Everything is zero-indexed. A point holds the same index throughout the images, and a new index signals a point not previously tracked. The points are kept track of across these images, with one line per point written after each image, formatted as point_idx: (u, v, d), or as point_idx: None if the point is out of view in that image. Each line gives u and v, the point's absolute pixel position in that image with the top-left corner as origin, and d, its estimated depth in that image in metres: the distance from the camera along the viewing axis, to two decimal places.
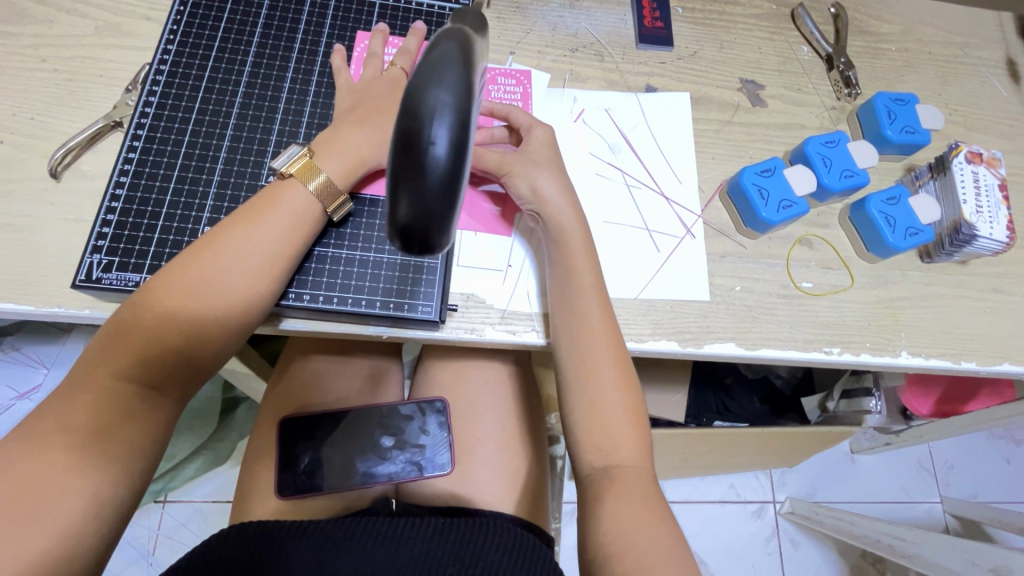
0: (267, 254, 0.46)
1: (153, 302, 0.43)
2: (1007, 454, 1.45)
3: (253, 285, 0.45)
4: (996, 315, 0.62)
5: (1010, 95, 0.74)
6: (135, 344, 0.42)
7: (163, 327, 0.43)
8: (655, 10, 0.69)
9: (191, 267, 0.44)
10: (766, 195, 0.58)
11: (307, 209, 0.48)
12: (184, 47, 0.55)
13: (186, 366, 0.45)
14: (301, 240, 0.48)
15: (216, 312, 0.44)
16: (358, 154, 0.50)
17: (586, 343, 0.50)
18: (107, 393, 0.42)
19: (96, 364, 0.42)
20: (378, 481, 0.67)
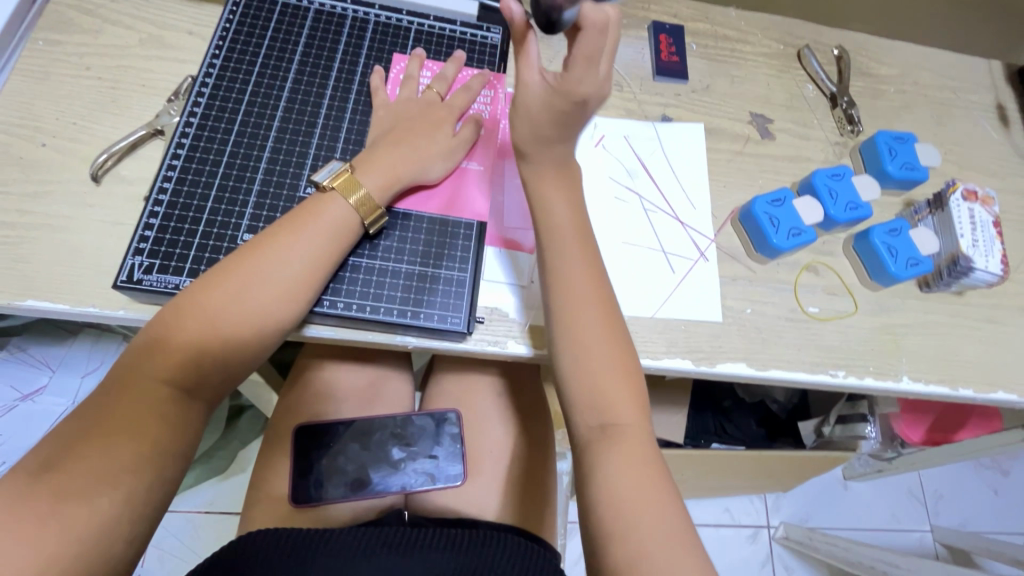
0: (307, 265, 0.48)
1: (197, 306, 0.45)
2: (994, 484, 1.48)
3: (291, 292, 0.47)
4: (991, 344, 0.65)
5: (1000, 137, 0.79)
6: (180, 346, 0.45)
7: (208, 334, 0.45)
8: (672, 45, 0.73)
9: (233, 273, 0.46)
10: (777, 223, 0.61)
11: (345, 221, 0.50)
12: (228, 62, 0.57)
13: (225, 368, 0.47)
14: (338, 250, 0.50)
15: (255, 318, 0.46)
16: (397, 169, 0.53)
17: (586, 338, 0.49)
18: (151, 391, 0.43)
19: (139, 364, 0.44)
20: (390, 491, 0.67)
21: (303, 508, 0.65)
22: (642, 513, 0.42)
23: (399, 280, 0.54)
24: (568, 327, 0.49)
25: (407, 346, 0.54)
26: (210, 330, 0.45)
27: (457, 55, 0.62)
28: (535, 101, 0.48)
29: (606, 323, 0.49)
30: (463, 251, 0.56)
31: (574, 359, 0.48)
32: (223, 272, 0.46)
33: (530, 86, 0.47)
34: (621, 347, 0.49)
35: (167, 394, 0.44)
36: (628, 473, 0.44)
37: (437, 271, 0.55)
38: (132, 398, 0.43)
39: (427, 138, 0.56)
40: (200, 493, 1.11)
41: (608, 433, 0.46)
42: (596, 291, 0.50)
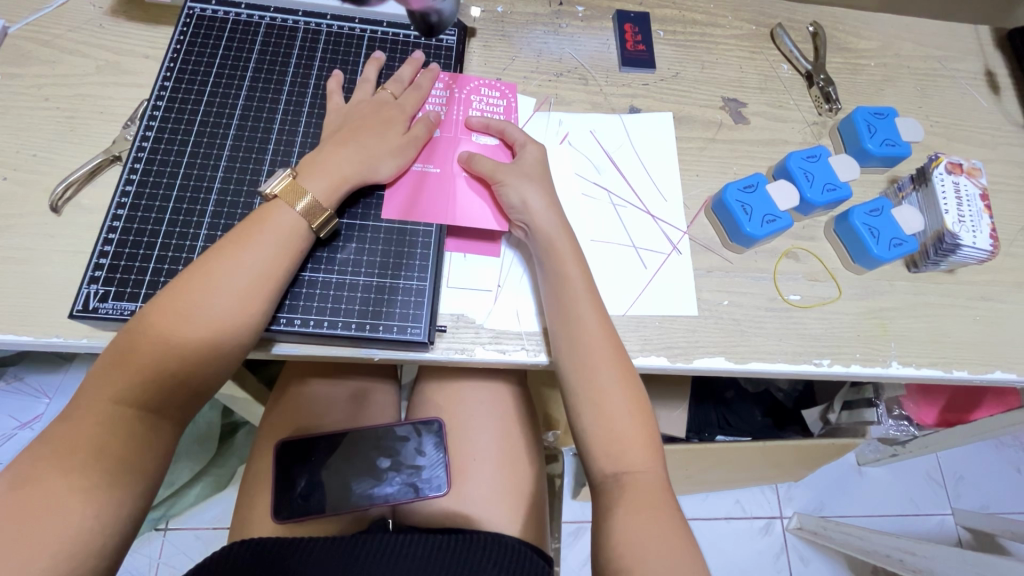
0: (257, 273, 0.47)
1: (147, 327, 0.44)
2: (1017, 463, 1.43)
3: (244, 305, 0.46)
4: (986, 322, 0.62)
5: (990, 105, 0.75)
6: (130, 370, 0.43)
7: (160, 354, 0.43)
8: (637, 34, 0.71)
9: (185, 290, 0.45)
10: (750, 210, 0.59)
11: (294, 229, 0.49)
12: (180, 84, 0.57)
13: (188, 389, 0.45)
14: (291, 259, 0.49)
15: (210, 334, 0.45)
16: (342, 170, 0.52)
17: (608, 396, 0.49)
18: (111, 416, 0.42)
19: (96, 389, 0.43)
20: (376, 503, 0.66)
21: (287, 523, 0.64)
22: (652, 558, 0.43)
23: (357, 293, 0.53)
24: (585, 381, 0.50)
25: (374, 357, 0.54)
26: (166, 351, 0.44)
27: (414, 58, 0.62)
28: (533, 155, 0.57)
29: (625, 381, 0.50)
30: (422, 260, 0.55)
31: (591, 404, 0.50)
32: (171, 292, 0.45)
33: (528, 148, 0.58)
34: (638, 398, 0.50)
35: (123, 415, 0.42)
36: (645, 518, 0.45)
37: (396, 281, 0.54)
38: (89, 422, 0.42)
39: (387, 137, 0.55)
40: (207, 509, 1.12)
41: (621, 483, 0.48)
42: (615, 357, 0.51)
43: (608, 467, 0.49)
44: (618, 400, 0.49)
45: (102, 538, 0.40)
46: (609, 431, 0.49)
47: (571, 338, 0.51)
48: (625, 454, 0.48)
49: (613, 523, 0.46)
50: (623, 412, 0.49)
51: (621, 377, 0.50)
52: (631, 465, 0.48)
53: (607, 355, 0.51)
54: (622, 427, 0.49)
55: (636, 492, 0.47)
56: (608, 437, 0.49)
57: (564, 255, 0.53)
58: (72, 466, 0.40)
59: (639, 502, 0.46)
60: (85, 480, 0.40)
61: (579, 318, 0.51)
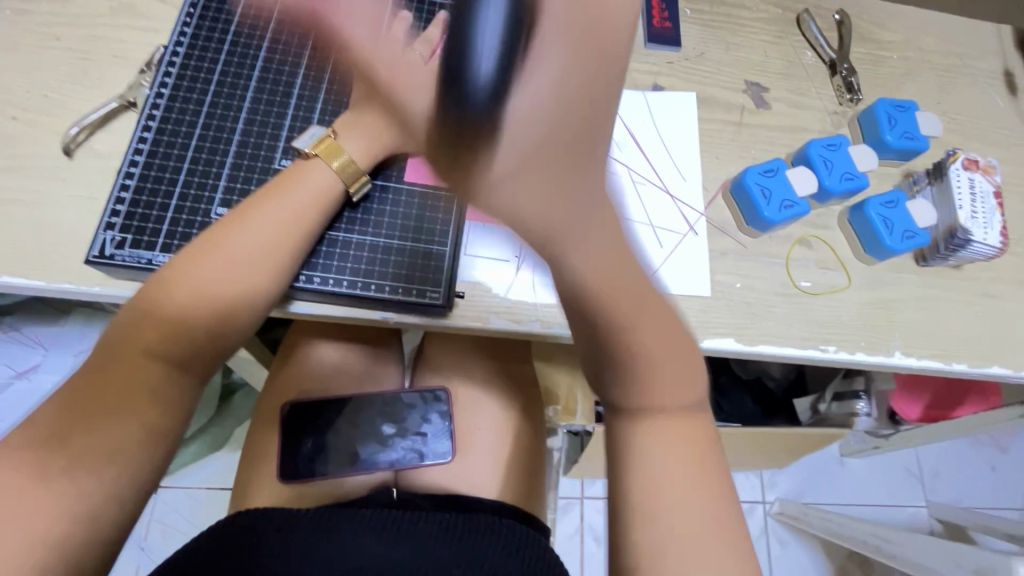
0: (291, 229, 0.48)
1: (180, 278, 0.44)
2: (991, 461, 1.48)
3: (278, 260, 0.47)
4: (988, 318, 0.64)
5: (1007, 105, 0.76)
6: (161, 322, 0.43)
7: (194, 306, 0.44)
8: (664, 11, 0.70)
9: (217, 245, 0.46)
10: (768, 194, 0.60)
11: (328, 187, 0.50)
12: (200, 31, 0.55)
13: (217, 344, 0.45)
14: (321, 217, 0.50)
15: (239, 287, 0.46)
16: (382, 133, 0.52)
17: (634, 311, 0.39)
18: (139, 367, 0.42)
19: (126, 339, 0.42)
20: (378, 467, 0.67)
21: (291, 484, 0.65)
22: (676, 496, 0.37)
23: (377, 255, 0.53)
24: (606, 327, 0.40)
25: (389, 321, 0.53)
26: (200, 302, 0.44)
27: (442, 19, 0.60)
28: None
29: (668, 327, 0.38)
30: (444, 225, 0.55)
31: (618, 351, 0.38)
32: (206, 244, 0.46)
33: None
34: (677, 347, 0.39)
35: (154, 368, 0.42)
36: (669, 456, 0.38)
37: (416, 246, 0.54)
38: (116, 375, 0.41)
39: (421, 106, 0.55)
40: (200, 469, 1.13)
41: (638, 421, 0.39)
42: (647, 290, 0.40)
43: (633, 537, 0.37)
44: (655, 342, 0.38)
45: (119, 489, 0.40)
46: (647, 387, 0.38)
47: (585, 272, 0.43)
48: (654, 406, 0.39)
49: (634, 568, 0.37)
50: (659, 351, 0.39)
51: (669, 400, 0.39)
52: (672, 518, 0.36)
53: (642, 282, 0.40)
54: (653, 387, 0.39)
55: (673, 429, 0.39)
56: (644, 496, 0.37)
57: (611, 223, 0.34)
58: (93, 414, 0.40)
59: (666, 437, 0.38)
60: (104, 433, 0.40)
61: None
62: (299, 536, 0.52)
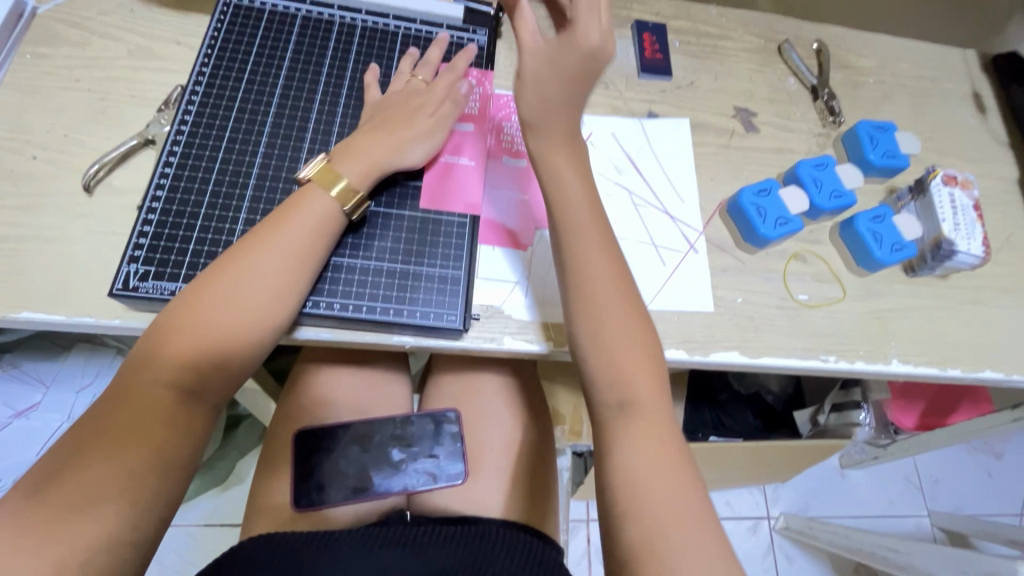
0: (292, 256, 0.48)
1: (190, 314, 0.45)
2: (988, 467, 1.50)
3: (281, 289, 0.48)
4: (976, 325, 0.67)
5: (978, 124, 0.81)
6: (172, 352, 0.44)
7: (200, 337, 0.45)
8: (655, 43, 0.74)
9: (222, 276, 0.47)
10: (764, 213, 0.62)
11: (330, 214, 0.51)
12: (218, 70, 0.57)
13: (226, 370, 0.47)
14: (325, 244, 0.50)
15: (247, 318, 0.47)
16: (377, 157, 0.54)
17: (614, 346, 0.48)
18: (154, 396, 0.43)
19: (142, 368, 0.44)
20: (392, 492, 0.66)
21: (304, 510, 0.64)
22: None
23: (389, 279, 0.54)
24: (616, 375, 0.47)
25: (404, 345, 0.55)
26: (212, 334, 0.45)
27: (440, 39, 0.62)
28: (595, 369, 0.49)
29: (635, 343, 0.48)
30: (456, 249, 0.57)
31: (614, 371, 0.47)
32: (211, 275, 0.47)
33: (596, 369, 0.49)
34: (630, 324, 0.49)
35: (170, 396, 0.44)
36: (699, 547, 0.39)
37: (424, 270, 0.55)
38: (133, 401, 0.43)
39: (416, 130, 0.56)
40: (200, 506, 1.10)
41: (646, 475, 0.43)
42: (631, 340, 0.48)
43: (589, 345, 0.48)
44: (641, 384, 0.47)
45: (139, 514, 0.40)
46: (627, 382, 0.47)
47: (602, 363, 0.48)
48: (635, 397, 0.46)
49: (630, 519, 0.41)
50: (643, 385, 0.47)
51: (638, 334, 0.49)
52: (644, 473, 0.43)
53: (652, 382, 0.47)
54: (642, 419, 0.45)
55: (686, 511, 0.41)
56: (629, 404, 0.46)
57: (589, 249, 0.51)
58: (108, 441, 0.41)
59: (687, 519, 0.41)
60: (120, 457, 0.40)
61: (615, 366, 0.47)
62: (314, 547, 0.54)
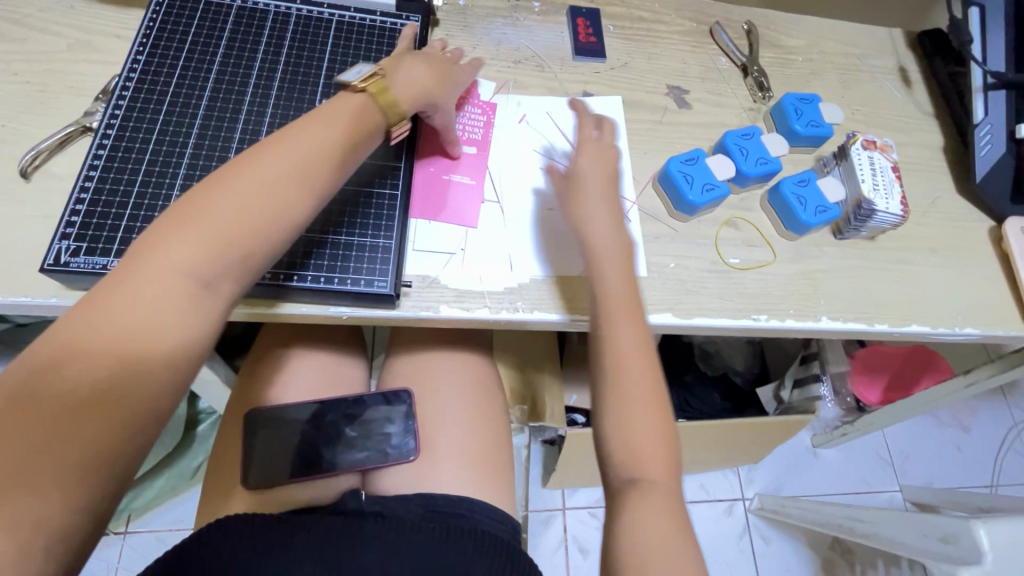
0: (327, 145, 0.48)
1: (218, 194, 0.42)
2: (957, 441, 1.53)
3: (315, 172, 0.46)
4: (902, 282, 0.69)
5: (903, 96, 0.84)
6: (195, 233, 0.41)
7: (227, 219, 0.42)
8: (589, 27, 0.77)
9: (256, 156, 0.44)
10: (691, 179, 0.65)
11: (365, 114, 0.52)
12: (153, 57, 0.59)
13: (249, 255, 0.43)
14: (359, 140, 0.51)
15: (280, 197, 0.44)
16: (420, 84, 0.57)
17: (625, 359, 0.52)
18: (175, 278, 0.39)
19: (165, 249, 0.40)
20: (344, 469, 0.69)
21: (257, 491, 0.65)
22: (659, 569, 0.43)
23: (322, 249, 0.56)
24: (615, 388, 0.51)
25: (341, 316, 0.56)
26: (247, 219, 0.42)
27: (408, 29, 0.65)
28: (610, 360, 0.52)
29: (649, 368, 0.51)
30: (387, 221, 0.58)
31: (617, 392, 0.51)
32: (243, 161, 0.44)
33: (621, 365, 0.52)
34: (643, 336, 0.53)
35: (191, 282, 0.40)
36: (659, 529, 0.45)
37: (357, 240, 0.57)
38: (157, 276, 0.39)
39: (414, 73, 0.57)
40: (171, 510, 1.10)
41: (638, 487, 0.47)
42: (643, 360, 0.52)
43: (607, 354, 0.52)
44: (643, 396, 0.51)
45: (97, 473, 0.35)
46: (630, 401, 0.50)
47: (613, 368, 0.51)
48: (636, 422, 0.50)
49: (625, 519, 0.46)
50: (645, 400, 0.50)
51: (639, 343, 0.52)
52: (647, 475, 0.48)
53: (652, 400, 0.51)
54: (642, 433, 0.49)
55: (654, 501, 0.46)
56: (628, 417, 0.50)
57: (611, 276, 0.55)
58: (113, 342, 0.37)
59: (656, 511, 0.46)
60: (138, 359, 0.37)
61: (621, 378, 0.51)
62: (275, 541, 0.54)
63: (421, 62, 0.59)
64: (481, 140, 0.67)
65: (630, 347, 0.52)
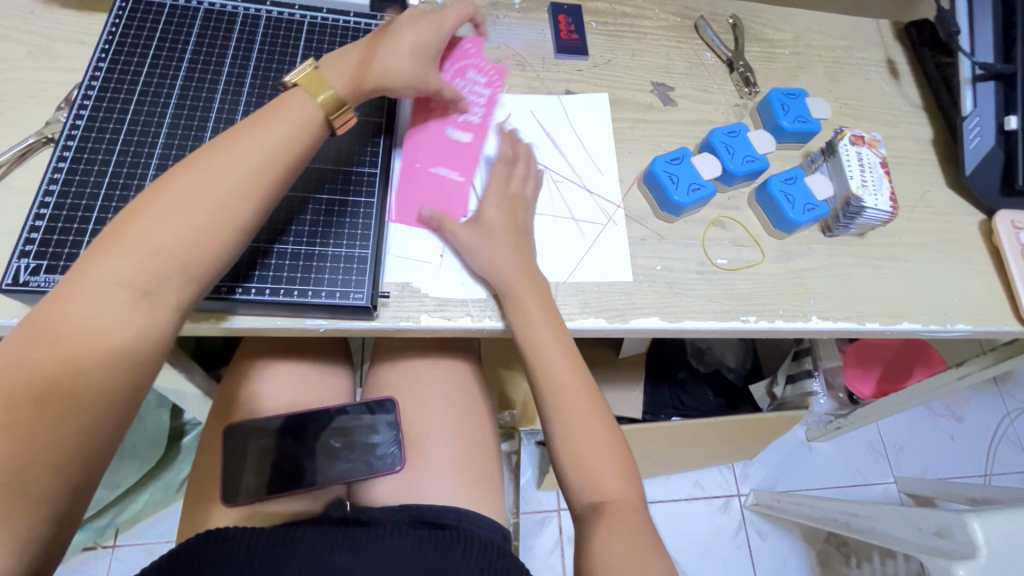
0: (266, 152, 0.47)
1: (155, 211, 0.42)
2: (950, 431, 1.53)
3: (255, 184, 0.45)
4: (893, 280, 0.68)
5: (892, 89, 0.83)
6: (130, 250, 0.41)
7: (161, 233, 0.42)
8: (571, 24, 0.75)
9: (193, 168, 0.44)
10: (676, 179, 0.64)
11: (307, 117, 0.50)
12: (116, 64, 0.57)
13: (192, 268, 0.43)
14: (298, 147, 0.49)
15: (218, 210, 0.44)
16: (366, 72, 0.55)
17: (560, 384, 0.54)
18: (110, 295, 0.40)
19: (99, 266, 0.40)
20: (330, 482, 0.67)
21: (237, 505, 0.64)
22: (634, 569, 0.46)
23: (295, 260, 0.54)
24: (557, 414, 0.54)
25: (318, 328, 0.55)
26: (182, 233, 0.42)
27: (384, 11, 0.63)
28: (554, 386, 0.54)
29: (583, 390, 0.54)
30: (363, 230, 0.57)
31: (558, 422, 0.53)
32: (178, 173, 0.44)
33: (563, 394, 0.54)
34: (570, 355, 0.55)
35: (127, 293, 0.40)
36: (622, 539, 0.47)
37: (331, 250, 0.55)
38: (95, 293, 0.40)
39: (389, 59, 0.56)
40: (161, 522, 1.08)
41: (602, 510, 0.50)
42: (577, 381, 0.55)
43: (541, 379, 0.54)
44: (583, 419, 0.53)
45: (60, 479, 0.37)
46: (574, 426, 0.53)
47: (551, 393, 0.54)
48: (584, 448, 0.52)
49: (596, 539, 0.48)
50: (586, 425, 0.53)
51: (570, 364, 0.55)
52: (607, 493, 0.51)
53: (591, 418, 0.53)
54: (590, 453, 0.52)
55: (613, 511, 0.49)
56: (572, 444, 0.53)
57: (529, 303, 0.55)
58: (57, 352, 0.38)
59: (617, 524, 0.48)
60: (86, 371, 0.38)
61: (563, 401, 0.54)
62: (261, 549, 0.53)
63: (397, 49, 0.57)
64: (476, 125, 0.66)
65: (560, 371, 0.54)
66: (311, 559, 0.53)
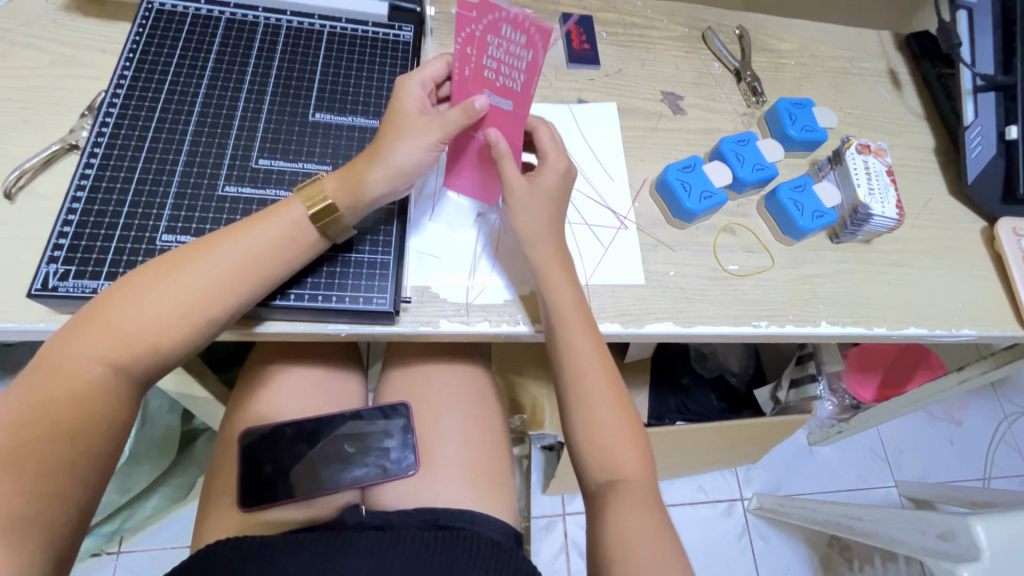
0: (247, 256, 0.48)
1: (136, 302, 0.45)
2: (950, 436, 1.55)
3: (233, 290, 0.47)
4: (898, 285, 0.70)
5: (894, 99, 0.85)
6: (106, 331, 0.44)
7: (139, 323, 0.45)
8: (582, 35, 0.77)
9: (184, 264, 0.46)
10: (688, 187, 0.65)
11: (296, 230, 0.50)
12: (140, 73, 0.58)
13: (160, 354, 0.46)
14: (284, 260, 0.49)
15: (190, 308, 0.46)
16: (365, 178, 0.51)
17: (584, 366, 0.53)
18: (83, 369, 0.43)
19: (79, 345, 0.43)
20: (345, 486, 0.68)
21: (251, 510, 0.64)
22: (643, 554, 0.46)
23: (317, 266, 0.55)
24: (579, 396, 0.53)
25: (339, 334, 0.55)
26: (157, 323, 0.45)
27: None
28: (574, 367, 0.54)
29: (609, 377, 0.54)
30: (384, 237, 0.58)
31: (583, 406, 0.53)
32: (168, 267, 0.46)
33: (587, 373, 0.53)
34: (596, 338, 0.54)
35: (101, 370, 0.43)
36: (640, 520, 0.48)
37: (352, 256, 0.56)
38: (70, 369, 0.43)
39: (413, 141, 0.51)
40: (167, 528, 1.08)
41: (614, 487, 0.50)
42: (601, 365, 0.54)
43: (566, 362, 0.54)
44: (605, 402, 0.53)
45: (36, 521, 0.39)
46: (596, 412, 0.52)
47: (574, 374, 0.53)
48: (606, 430, 0.52)
49: (611, 525, 0.48)
50: (609, 409, 0.52)
51: (596, 352, 0.54)
52: (624, 474, 0.51)
53: (617, 400, 0.53)
54: (609, 435, 0.52)
55: (625, 495, 0.50)
56: (594, 425, 0.52)
57: (557, 283, 0.55)
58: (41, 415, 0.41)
59: (632, 508, 0.49)
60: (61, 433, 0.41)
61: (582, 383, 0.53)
62: (276, 552, 0.53)
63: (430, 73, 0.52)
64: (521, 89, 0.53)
65: (586, 353, 0.53)
66: (325, 561, 0.53)
